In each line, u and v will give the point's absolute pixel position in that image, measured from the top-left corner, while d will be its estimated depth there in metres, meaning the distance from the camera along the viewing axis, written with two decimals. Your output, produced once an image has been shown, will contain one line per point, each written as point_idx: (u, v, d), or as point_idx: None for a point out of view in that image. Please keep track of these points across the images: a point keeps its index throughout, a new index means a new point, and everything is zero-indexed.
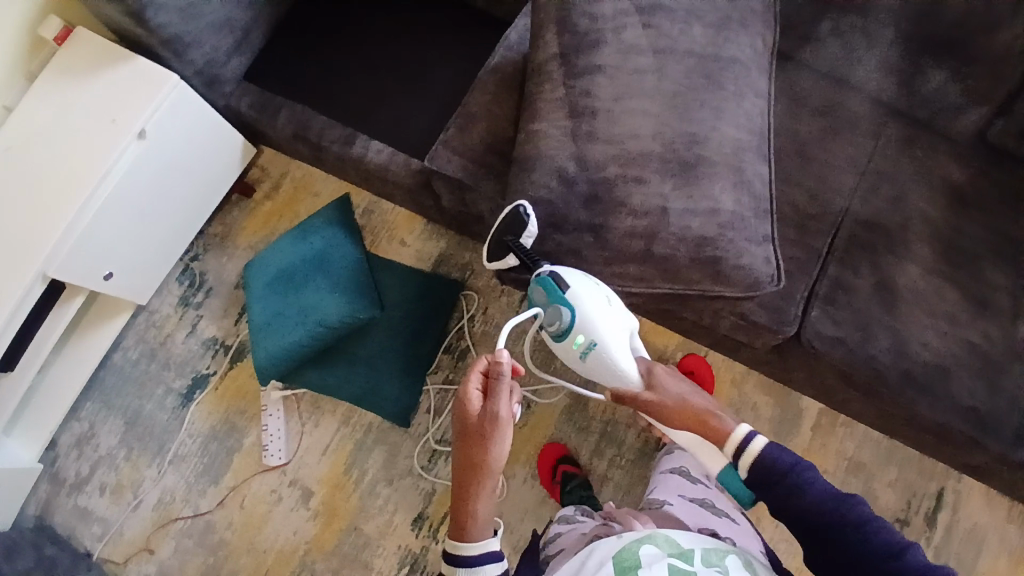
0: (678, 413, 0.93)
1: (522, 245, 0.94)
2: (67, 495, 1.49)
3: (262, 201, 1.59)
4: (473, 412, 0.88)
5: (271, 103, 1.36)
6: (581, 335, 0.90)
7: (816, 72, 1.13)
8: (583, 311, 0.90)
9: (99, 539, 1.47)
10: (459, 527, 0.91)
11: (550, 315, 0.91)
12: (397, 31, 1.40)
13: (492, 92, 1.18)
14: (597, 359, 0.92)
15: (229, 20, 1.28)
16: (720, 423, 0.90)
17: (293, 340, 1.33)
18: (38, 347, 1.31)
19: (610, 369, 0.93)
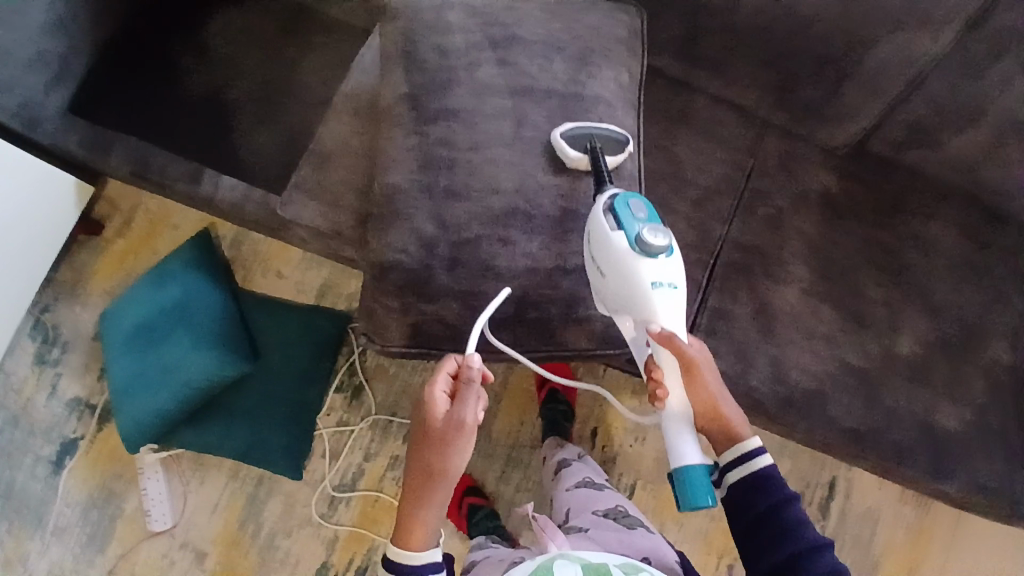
0: (709, 391, 0.78)
1: (601, 154, 0.82)
2: None
3: (113, 240, 1.41)
4: (438, 418, 0.81)
5: (101, 137, 1.16)
6: (671, 269, 0.75)
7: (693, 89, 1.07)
8: (679, 258, 0.77)
9: None
10: (405, 532, 0.84)
11: (658, 234, 0.74)
12: (249, 53, 1.27)
13: (348, 123, 1.05)
14: (654, 298, 0.74)
15: (41, 54, 1.08)
16: (738, 421, 0.80)
17: (160, 405, 1.22)
18: None
19: (653, 312, 0.75)
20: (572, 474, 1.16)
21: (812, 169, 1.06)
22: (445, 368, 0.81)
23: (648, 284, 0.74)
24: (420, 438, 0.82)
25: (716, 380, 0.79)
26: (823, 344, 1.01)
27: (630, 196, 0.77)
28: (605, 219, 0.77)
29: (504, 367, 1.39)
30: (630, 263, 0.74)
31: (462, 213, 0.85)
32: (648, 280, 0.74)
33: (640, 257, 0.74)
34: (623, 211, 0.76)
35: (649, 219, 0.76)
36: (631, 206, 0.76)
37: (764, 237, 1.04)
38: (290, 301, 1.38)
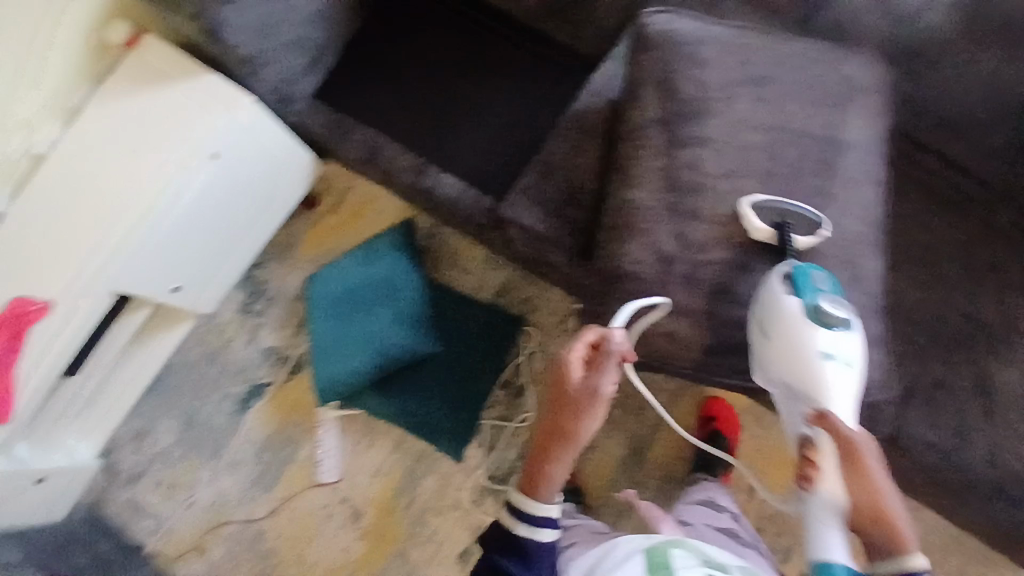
0: (874, 487, 0.72)
1: (789, 233, 0.84)
2: (122, 487, 1.52)
3: (326, 214, 1.57)
4: (575, 381, 0.86)
5: (343, 123, 1.32)
6: (840, 347, 0.79)
7: None
8: (855, 336, 0.80)
9: (152, 533, 1.49)
10: (532, 483, 0.91)
11: (835, 308, 0.79)
12: (479, 57, 1.36)
13: (575, 138, 1.12)
14: (828, 369, 0.78)
15: (303, 40, 1.24)
16: (905, 531, 0.73)
17: (354, 367, 1.37)
18: (102, 351, 1.30)
19: (825, 381, 0.78)
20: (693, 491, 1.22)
21: None
22: (583, 338, 0.86)
23: (819, 355, 0.78)
24: (556, 400, 0.88)
25: (880, 473, 0.74)
26: None
27: (811, 268, 0.81)
28: (781, 285, 0.81)
29: (663, 394, 1.41)
30: (805, 331, 0.79)
31: (707, 236, 0.88)
32: (819, 350, 0.78)
33: (814, 327, 0.78)
34: (804, 280, 0.81)
35: (829, 293, 0.80)
36: (814, 275, 0.81)
37: None
38: (472, 293, 1.48)
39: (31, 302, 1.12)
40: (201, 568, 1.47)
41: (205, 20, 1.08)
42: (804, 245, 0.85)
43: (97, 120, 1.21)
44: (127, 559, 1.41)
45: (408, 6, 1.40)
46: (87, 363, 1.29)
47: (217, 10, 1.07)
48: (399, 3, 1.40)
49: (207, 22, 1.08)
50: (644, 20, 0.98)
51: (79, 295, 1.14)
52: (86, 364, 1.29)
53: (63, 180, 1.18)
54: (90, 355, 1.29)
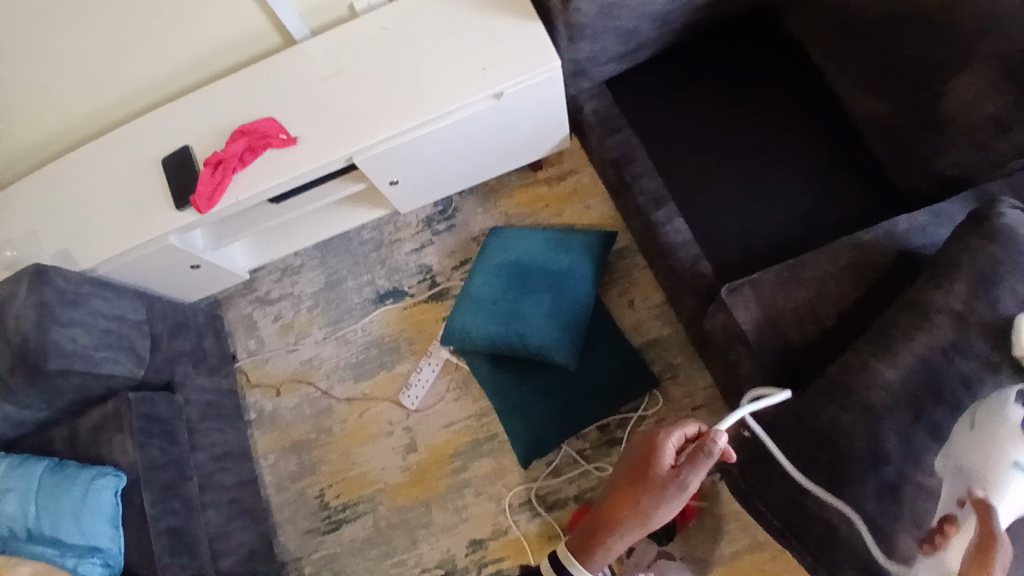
0: None
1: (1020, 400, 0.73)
2: (249, 302, 1.65)
3: (541, 182, 1.58)
4: (663, 468, 0.89)
5: (615, 122, 1.31)
6: None
7: None
8: None
9: (248, 354, 1.61)
10: (586, 549, 0.94)
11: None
12: (785, 122, 1.24)
13: (837, 269, 1.03)
14: (1016, 483, 0.70)
15: (633, 32, 1.22)
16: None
17: (490, 333, 1.36)
18: (306, 199, 1.36)
19: (1005, 491, 0.70)
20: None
21: None
22: (680, 429, 0.91)
23: (1013, 462, 0.70)
24: (636, 478, 0.91)
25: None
26: None
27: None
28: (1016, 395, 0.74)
29: (743, 537, 1.31)
30: (1011, 437, 0.71)
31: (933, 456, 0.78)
32: (1014, 457, 0.70)
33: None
34: None
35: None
36: None
37: None
38: (624, 330, 1.44)
39: (282, 132, 1.23)
40: (269, 406, 1.57)
41: None
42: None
43: (420, 13, 1.27)
44: (222, 362, 1.53)
45: (741, 44, 1.31)
46: (290, 201, 1.36)
47: None
48: (732, 32, 1.32)
49: None
50: (999, 208, 0.89)
51: (321, 148, 1.22)
52: (290, 201, 1.36)
53: (368, 50, 1.26)
54: (296, 197, 1.35)
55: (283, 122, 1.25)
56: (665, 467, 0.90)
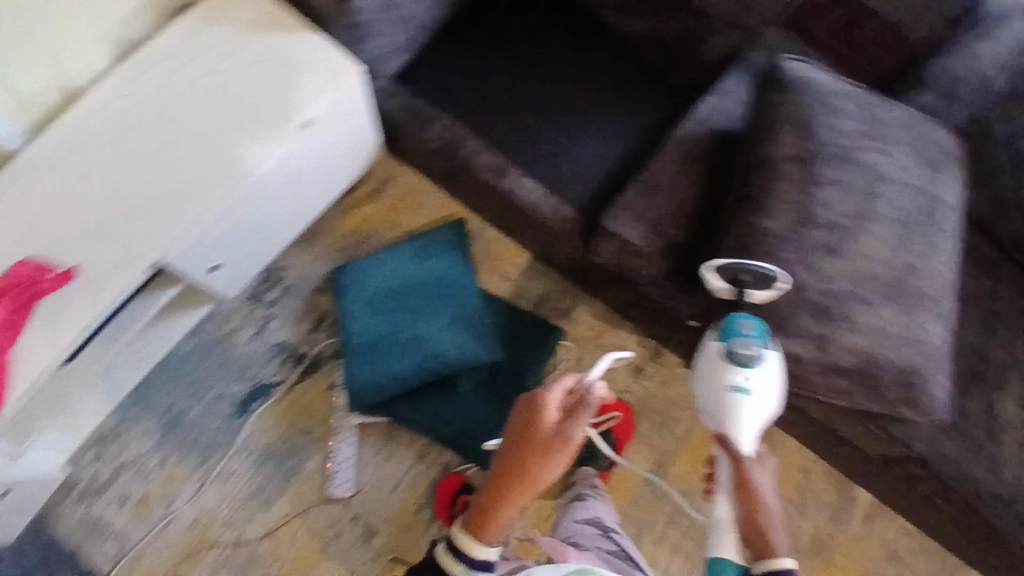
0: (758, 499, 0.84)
1: (744, 289, 0.96)
2: (78, 501, 1.28)
3: (361, 201, 1.42)
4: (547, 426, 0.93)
5: (424, 111, 1.23)
6: (743, 377, 0.91)
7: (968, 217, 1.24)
8: (775, 366, 0.93)
9: (113, 560, 1.26)
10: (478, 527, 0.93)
11: (747, 346, 0.92)
12: (570, 65, 1.31)
13: (678, 163, 1.16)
14: (735, 400, 0.91)
15: (408, 16, 1.15)
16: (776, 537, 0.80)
17: (402, 372, 1.24)
18: (108, 341, 1.08)
19: (735, 408, 0.90)
20: (583, 508, 1.27)
21: None
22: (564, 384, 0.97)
23: (733, 387, 0.91)
24: (520, 441, 0.93)
25: (765, 490, 0.85)
26: None
27: (738, 316, 0.95)
28: (716, 333, 0.97)
29: (689, 415, 1.47)
30: (724, 369, 0.93)
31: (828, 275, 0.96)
32: (731, 384, 0.91)
33: (730, 365, 0.92)
34: (731, 328, 0.94)
35: (751, 334, 0.93)
36: (742, 323, 0.94)
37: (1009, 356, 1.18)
38: (512, 303, 1.44)
39: (50, 268, 0.92)
40: None
41: None
42: (762, 298, 0.97)
43: (166, 64, 1.03)
44: None
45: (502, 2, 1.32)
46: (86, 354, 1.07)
47: None
48: None
49: None
50: (781, 65, 1.06)
51: (117, 267, 0.95)
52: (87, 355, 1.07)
53: (116, 130, 1.00)
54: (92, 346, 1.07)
55: (44, 259, 0.93)
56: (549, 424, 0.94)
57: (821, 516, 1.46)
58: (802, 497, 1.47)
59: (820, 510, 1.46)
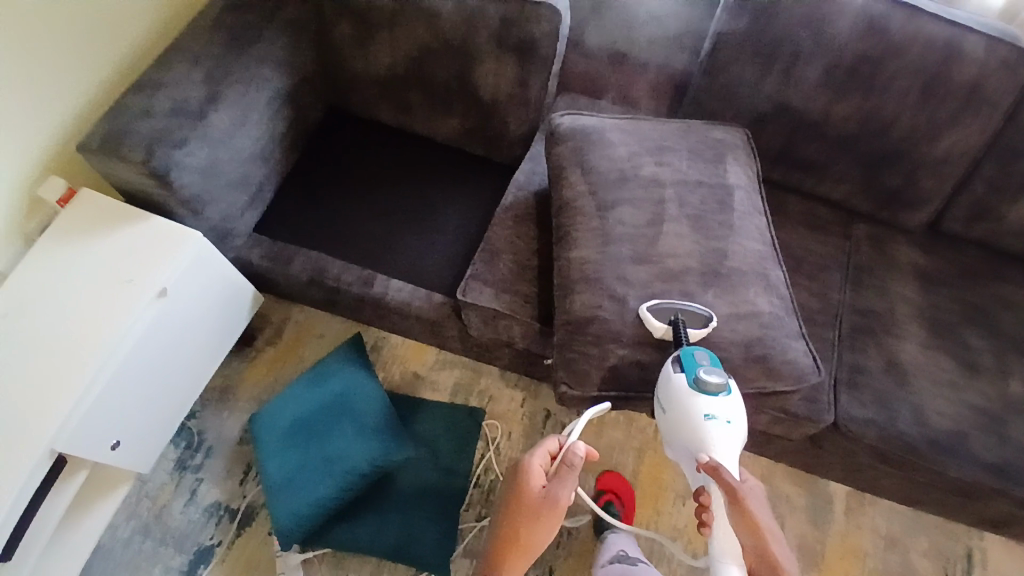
0: (756, 525, 0.86)
1: (683, 327, 0.96)
2: None
3: (264, 347, 1.55)
4: (536, 491, 1.06)
5: (286, 252, 1.38)
6: (712, 413, 0.90)
7: (797, 193, 1.32)
8: (736, 395, 0.92)
9: None
10: None
11: (710, 376, 0.90)
12: (391, 181, 1.48)
13: (512, 226, 1.27)
14: (709, 432, 0.90)
15: (245, 176, 1.32)
16: (790, 573, 0.86)
17: (320, 495, 1.26)
18: (38, 530, 1.13)
19: (706, 442, 0.90)
20: (607, 546, 1.30)
21: (899, 247, 1.29)
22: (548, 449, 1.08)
23: (701, 417, 0.90)
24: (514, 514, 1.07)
25: (763, 517, 0.87)
26: (949, 390, 1.14)
27: (691, 347, 0.93)
28: (671, 364, 0.94)
29: (632, 455, 1.46)
30: (690, 402, 0.91)
31: (638, 279, 1.02)
32: (703, 414, 0.90)
33: (697, 395, 0.90)
34: (688, 359, 0.93)
35: (709, 363, 0.92)
36: (695, 353, 0.93)
37: (873, 300, 1.22)
38: (428, 397, 1.49)
39: None
40: None
41: (153, 164, 1.15)
42: (700, 336, 0.97)
43: (35, 272, 1.17)
44: None
45: (337, 141, 1.52)
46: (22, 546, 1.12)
47: (163, 154, 1.16)
48: (325, 137, 1.52)
49: (154, 165, 1.15)
50: (555, 122, 1.21)
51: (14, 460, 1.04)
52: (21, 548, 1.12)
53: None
54: (25, 538, 1.12)
55: None
56: (538, 490, 1.06)
57: (799, 521, 1.39)
58: (774, 505, 1.40)
59: (796, 516, 1.39)
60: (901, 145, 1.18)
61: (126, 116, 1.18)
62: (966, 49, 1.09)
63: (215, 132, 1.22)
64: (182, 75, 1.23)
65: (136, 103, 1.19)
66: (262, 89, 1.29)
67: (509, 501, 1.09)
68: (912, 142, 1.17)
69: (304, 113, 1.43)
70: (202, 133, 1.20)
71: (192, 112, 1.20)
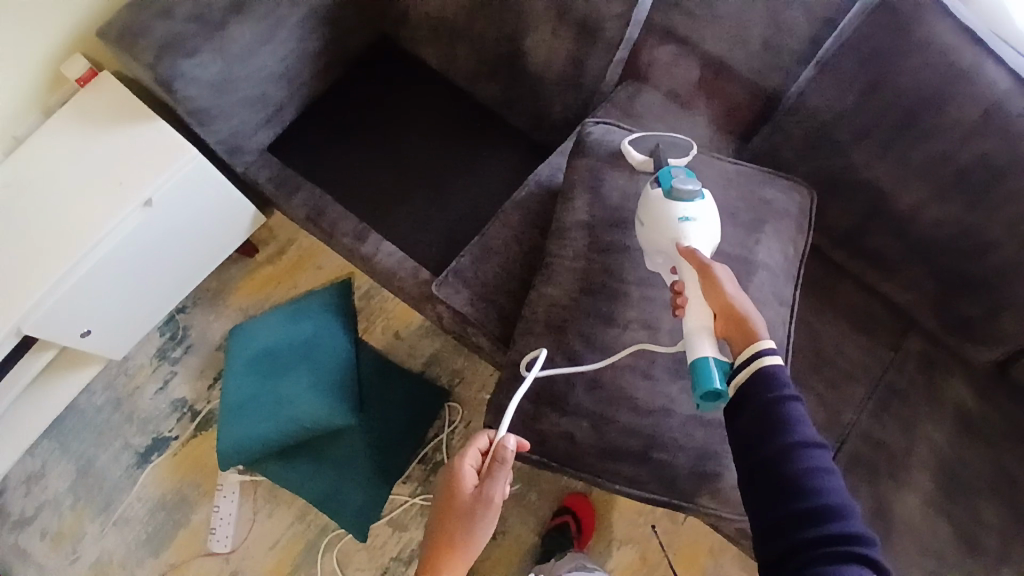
0: (721, 290, 0.75)
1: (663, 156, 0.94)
2: (7, 532, 1.38)
3: (263, 263, 1.55)
4: (465, 496, 0.81)
5: (290, 181, 1.29)
6: (687, 212, 0.82)
7: (854, 280, 1.10)
8: (712, 204, 0.85)
9: None
10: None
11: (689, 183, 0.83)
12: (416, 131, 1.35)
13: (514, 227, 1.14)
14: (684, 230, 0.81)
15: (263, 96, 1.24)
16: (757, 324, 0.72)
17: (262, 432, 1.29)
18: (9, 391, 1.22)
19: (681, 234, 0.81)
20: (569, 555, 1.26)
21: (952, 378, 1.07)
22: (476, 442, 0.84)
23: (677, 218, 0.82)
24: (444, 516, 0.81)
25: (731, 284, 0.76)
26: (938, 566, 0.96)
27: (671, 165, 0.87)
28: (648, 185, 0.88)
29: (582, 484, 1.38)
30: (665, 208, 0.83)
31: (604, 347, 0.89)
32: (679, 213, 0.82)
33: (673, 200, 0.83)
34: (664, 174, 0.86)
35: (686, 175, 0.85)
36: (673, 169, 0.86)
37: (890, 433, 1.03)
38: (401, 363, 1.45)
39: None
40: None
41: (160, 71, 1.09)
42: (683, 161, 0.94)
43: (35, 150, 1.16)
44: None
45: (375, 73, 1.39)
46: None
47: (172, 62, 1.09)
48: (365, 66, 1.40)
49: (160, 73, 1.09)
50: (586, 128, 1.03)
51: None
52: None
53: None
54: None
55: None
56: (468, 492, 0.81)
57: None
58: None
59: None
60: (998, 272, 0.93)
61: (146, 11, 1.10)
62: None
63: (233, 48, 1.13)
64: None
65: (158, 0, 1.11)
66: (294, 8, 1.17)
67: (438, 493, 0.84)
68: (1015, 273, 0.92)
69: (342, 37, 1.30)
70: (218, 45, 1.11)
71: (211, 21, 1.11)
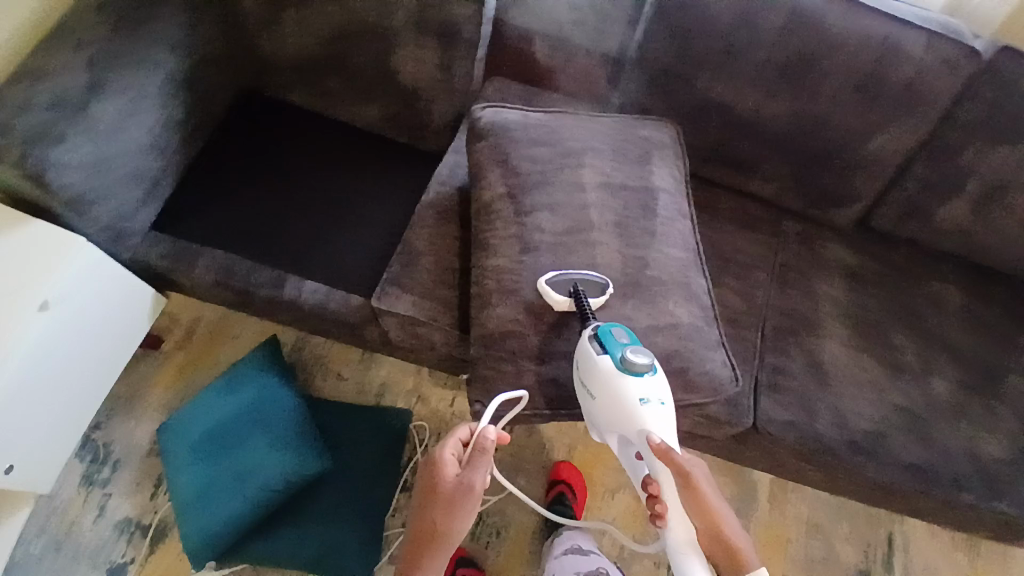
0: (707, 509, 0.82)
1: (584, 299, 0.92)
2: None
3: (175, 350, 1.45)
4: (448, 483, 0.86)
5: (188, 251, 1.25)
6: (644, 394, 0.83)
7: (728, 190, 1.29)
8: (661, 376, 0.87)
9: None
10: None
11: (640, 355, 0.85)
12: (305, 170, 1.36)
13: (434, 226, 1.19)
14: (645, 415, 0.83)
15: (138, 171, 1.19)
16: (745, 552, 0.83)
17: (233, 511, 1.21)
18: None
19: (647, 426, 0.82)
20: (562, 539, 1.28)
21: (827, 244, 1.28)
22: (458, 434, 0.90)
23: (637, 401, 0.83)
24: (427, 500, 0.88)
25: (715, 499, 0.83)
26: (872, 391, 1.13)
27: (611, 325, 0.88)
28: (591, 344, 0.87)
29: (564, 453, 1.44)
30: (622, 388, 0.83)
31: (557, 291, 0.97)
32: (639, 396, 0.83)
33: (628, 377, 0.83)
34: (607, 338, 0.86)
35: (630, 342, 0.86)
36: (614, 331, 0.87)
37: (799, 301, 1.21)
38: (353, 400, 1.42)
39: None
40: None
41: (29, 165, 1.03)
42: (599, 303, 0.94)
43: None
44: None
45: (246, 128, 1.39)
46: None
47: (41, 152, 1.04)
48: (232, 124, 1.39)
49: (30, 166, 1.03)
50: (476, 115, 1.13)
51: None
52: None
53: None
54: None
55: None
56: (450, 479, 0.87)
57: None
58: None
59: None
60: (831, 144, 1.16)
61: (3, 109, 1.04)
62: (901, 49, 1.06)
63: (101, 125, 1.10)
64: (64, 62, 1.09)
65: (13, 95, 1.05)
66: (154, 75, 1.17)
67: (421, 480, 0.91)
68: (845, 141, 1.15)
69: (206, 98, 1.30)
70: (85, 126, 1.08)
71: (72, 103, 1.07)
